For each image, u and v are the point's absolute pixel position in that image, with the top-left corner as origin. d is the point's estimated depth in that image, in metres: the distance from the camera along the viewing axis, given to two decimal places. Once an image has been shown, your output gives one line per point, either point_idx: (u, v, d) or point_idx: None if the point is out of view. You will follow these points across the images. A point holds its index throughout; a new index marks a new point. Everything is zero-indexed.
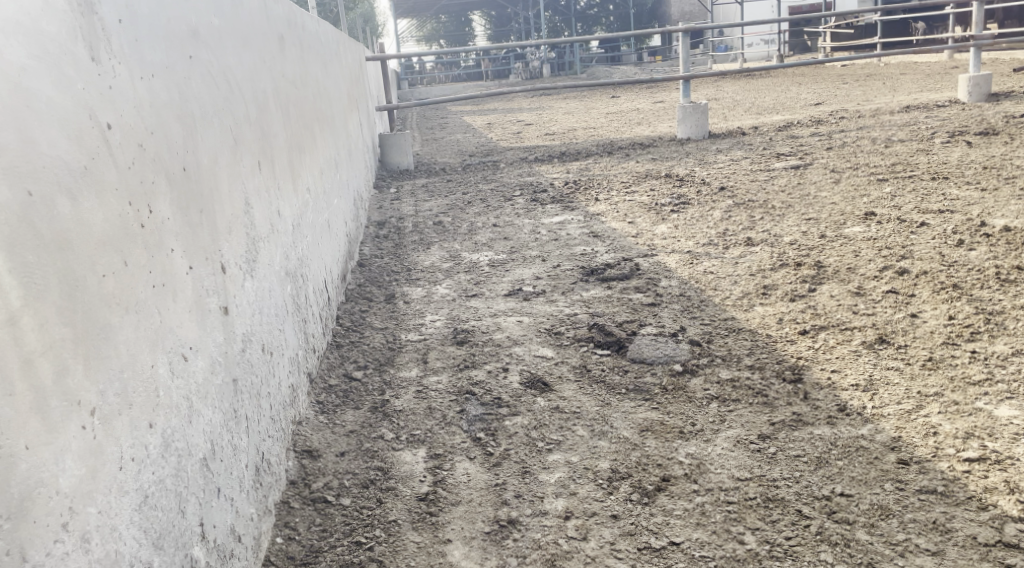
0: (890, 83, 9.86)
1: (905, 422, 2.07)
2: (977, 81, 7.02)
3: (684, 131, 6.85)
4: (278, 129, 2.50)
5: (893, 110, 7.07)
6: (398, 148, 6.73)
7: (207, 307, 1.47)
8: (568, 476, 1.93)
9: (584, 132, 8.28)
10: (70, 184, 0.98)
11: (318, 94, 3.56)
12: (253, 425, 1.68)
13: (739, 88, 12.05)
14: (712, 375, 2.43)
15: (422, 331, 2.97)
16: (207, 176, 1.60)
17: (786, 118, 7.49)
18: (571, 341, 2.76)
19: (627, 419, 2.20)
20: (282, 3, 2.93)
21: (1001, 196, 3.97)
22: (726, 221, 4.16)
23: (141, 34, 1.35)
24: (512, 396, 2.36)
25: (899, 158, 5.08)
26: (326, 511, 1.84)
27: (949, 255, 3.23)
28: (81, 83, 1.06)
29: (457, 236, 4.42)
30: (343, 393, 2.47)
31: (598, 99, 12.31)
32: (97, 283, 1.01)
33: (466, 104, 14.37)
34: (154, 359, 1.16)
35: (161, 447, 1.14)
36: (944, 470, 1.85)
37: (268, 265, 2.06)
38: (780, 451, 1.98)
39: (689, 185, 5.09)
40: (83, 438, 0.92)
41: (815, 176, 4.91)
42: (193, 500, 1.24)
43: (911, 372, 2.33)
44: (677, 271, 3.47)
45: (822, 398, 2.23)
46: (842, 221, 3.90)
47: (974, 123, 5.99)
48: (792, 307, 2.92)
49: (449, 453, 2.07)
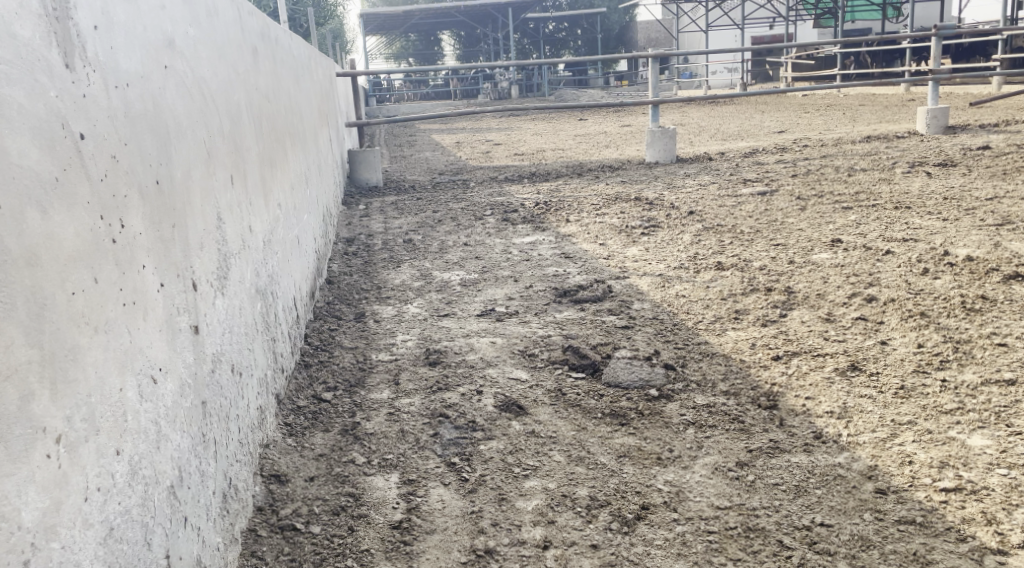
0: (850, 113, 10.07)
1: (880, 450, 2.07)
2: (934, 114, 7.20)
3: (652, 155, 6.89)
4: (251, 144, 2.44)
5: (855, 139, 7.21)
6: (367, 164, 6.66)
7: (177, 326, 1.41)
8: (546, 503, 1.89)
9: (553, 153, 8.31)
10: (41, 195, 0.93)
11: (290, 108, 3.50)
12: (221, 449, 1.61)
13: (704, 115, 12.25)
14: (687, 401, 2.41)
15: (393, 352, 2.91)
16: (180, 190, 1.54)
17: (752, 145, 7.59)
18: (545, 363, 2.72)
19: (604, 445, 2.16)
20: (256, 17, 2.88)
21: (962, 226, 4.05)
22: (696, 245, 4.18)
23: (118, 43, 1.29)
24: (486, 420, 2.31)
25: (862, 187, 5.16)
26: (295, 540, 1.77)
27: (915, 283, 3.27)
28: (54, 90, 1.01)
29: (428, 255, 4.37)
30: (312, 415, 2.39)
31: (567, 122, 12.37)
32: (66, 301, 0.96)
33: (435, 123, 14.36)
34: (123, 382, 1.10)
35: (128, 475, 1.08)
36: (922, 500, 1.85)
37: (239, 282, 1.99)
38: (758, 479, 1.96)
39: (659, 208, 5.11)
40: (48, 467, 0.86)
41: (781, 202, 4.96)
42: (159, 531, 1.18)
43: (884, 400, 2.34)
44: (650, 294, 3.46)
45: (798, 425, 2.23)
46: (809, 247, 3.93)
47: (931, 154, 6.13)
48: (763, 333, 2.93)
49: (422, 479, 2.01)
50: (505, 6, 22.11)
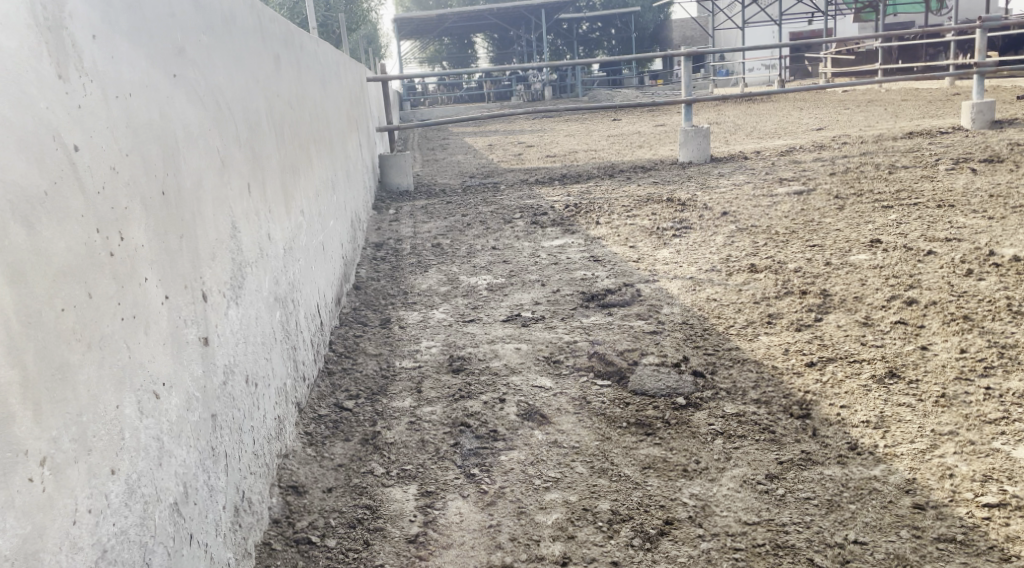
0: (892, 108, 9.80)
1: (918, 462, 1.97)
2: (980, 108, 6.97)
3: (686, 155, 6.77)
4: (271, 149, 2.42)
5: (896, 136, 7.01)
6: (397, 169, 6.66)
7: (185, 339, 1.39)
8: (566, 518, 1.84)
9: (585, 154, 8.24)
10: (26, 210, 0.92)
11: (316, 114, 3.50)
12: (233, 462, 1.59)
13: (740, 112, 12.05)
14: (716, 410, 2.33)
15: (417, 358, 2.87)
16: (190, 200, 1.53)
17: (789, 143, 7.43)
18: (570, 371, 2.67)
19: (628, 456, 2.10)
20: (278, 23, 2.87)
21: (1009, 225, 3.89)
22: (728, 247, 4.08)
23: (119, 53, 1.28)
24: (508, 430, 2.26)
25: (903, 185, 5.00)
26: (310, 554, 1.75)
27: (958, 285, 3.15)
28: (44, 102, 1.00)
29: (456, 259, 4.34)
30: (333, 424, 2.37)
31: (600, 123, 12.25)
32: (55, 319, 0.95)
33: (467, 126, 14.32)
34: (121, 400, 1.09)
35: (124, 494, 1.07)
36: (963, 517, 1.75)
37: (255, 291, 1.97)
38: (789, 493, 1.89)
39: (691, 209, 5.01)
40: (30, 491, 0.86)
41: (818, 201, 4.83)
42: (160, 550, 1.16)
43: (924, 409, 2.23)
44: (680, 298, 3.38)
45: (831, 436, 2.14)
46: (847, 248, 3.81)
47: (977, 150, 5.92)
48: (797, 338, 2.83)
49: (441, 491, 1.97)
50: (537, 9, 22.02)
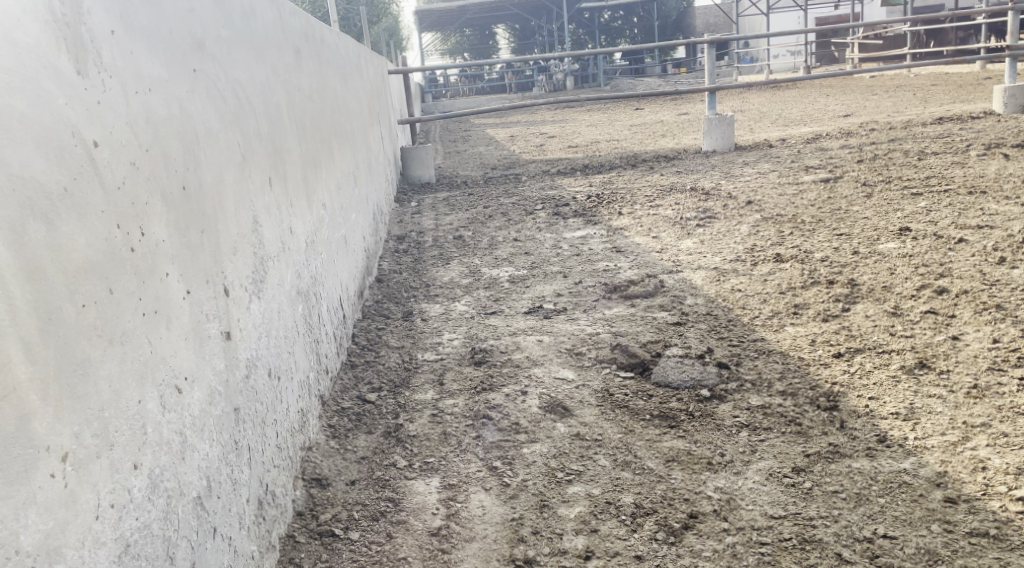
0: (922, 94, 9.61)
1: (950, 455, 1.93)
2: (1012, 92, 6.80)
3: (709, 143, 6.70)
4: (292, 143, 2.42)
5: (926, 121, 6.88)
6: (418, 161, 6.65)
7: (207, 333, 1.39)
8: (589, 511, 1.83)
9: (608, 144, 8.18)
10: (46, 207, 0.92)
11: (337, 107, 3.50)
12: (256, 455, 1.60)
13: (765, 100, 11.89)
14: (741, 402, 2.30)
15: (439, 351, 2.87)
16: (210, 195, 1.53)
17: (815, 130, 7.32)
18: (592, 363, 2.65)
19: (651, 449, 2.08)
20: (298, 17, 2.88)
21: None
22: (753, 236, 4.03)
23: (139, 47, 1.28)
24: (531, 422, 2.25)
25: (933, 172, 4.90)
26: (333, 547, 1.75)
27: (990, 273, 3.08)
28: (63, 97, 1.00)
29: (478, 251, 4.33)
30: (356, 417, 2.37)
31: (623, 112, 12.15)
32: (75, 316, 0.95)
33: (489, 118, 14.27)
34: (143, 395, 1.09)
35: (147, 489, 1.07)
36: (996, 511, 1.72)
37: (277, 285, 1.97)
38: (816, 487, 1.86)
39: (715, 198, 4.95)
40: (52, 487, 0.86)
41: (845, 189, 4.75)
42: (184, 544, 1.17)
43: (955, 401, 2.19)
44: (704, 289, 3.34)
45: (860, 428, 2.11)
46: (875, 237, 3.74)
47: (1009, 135, 5.79)
48: (825, 329, 2.78)
49: (463, 484, 1.97)
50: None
